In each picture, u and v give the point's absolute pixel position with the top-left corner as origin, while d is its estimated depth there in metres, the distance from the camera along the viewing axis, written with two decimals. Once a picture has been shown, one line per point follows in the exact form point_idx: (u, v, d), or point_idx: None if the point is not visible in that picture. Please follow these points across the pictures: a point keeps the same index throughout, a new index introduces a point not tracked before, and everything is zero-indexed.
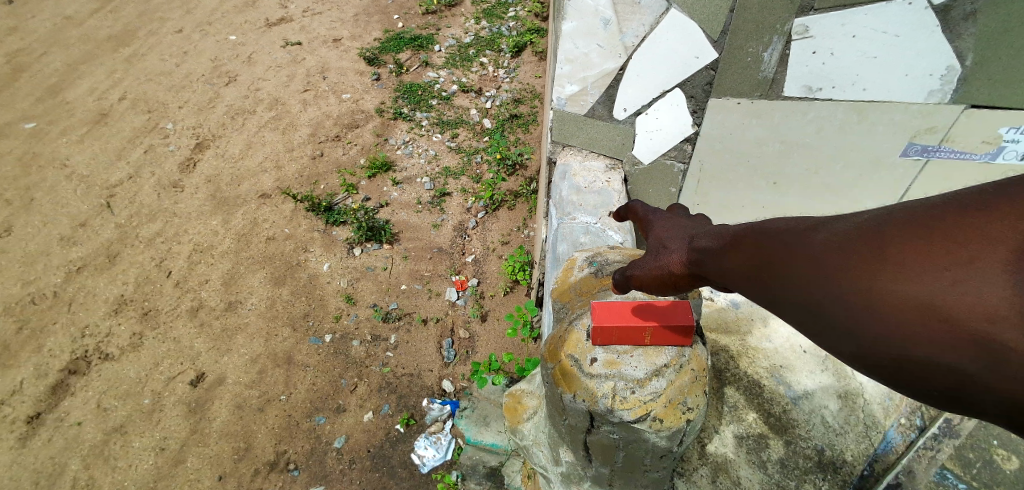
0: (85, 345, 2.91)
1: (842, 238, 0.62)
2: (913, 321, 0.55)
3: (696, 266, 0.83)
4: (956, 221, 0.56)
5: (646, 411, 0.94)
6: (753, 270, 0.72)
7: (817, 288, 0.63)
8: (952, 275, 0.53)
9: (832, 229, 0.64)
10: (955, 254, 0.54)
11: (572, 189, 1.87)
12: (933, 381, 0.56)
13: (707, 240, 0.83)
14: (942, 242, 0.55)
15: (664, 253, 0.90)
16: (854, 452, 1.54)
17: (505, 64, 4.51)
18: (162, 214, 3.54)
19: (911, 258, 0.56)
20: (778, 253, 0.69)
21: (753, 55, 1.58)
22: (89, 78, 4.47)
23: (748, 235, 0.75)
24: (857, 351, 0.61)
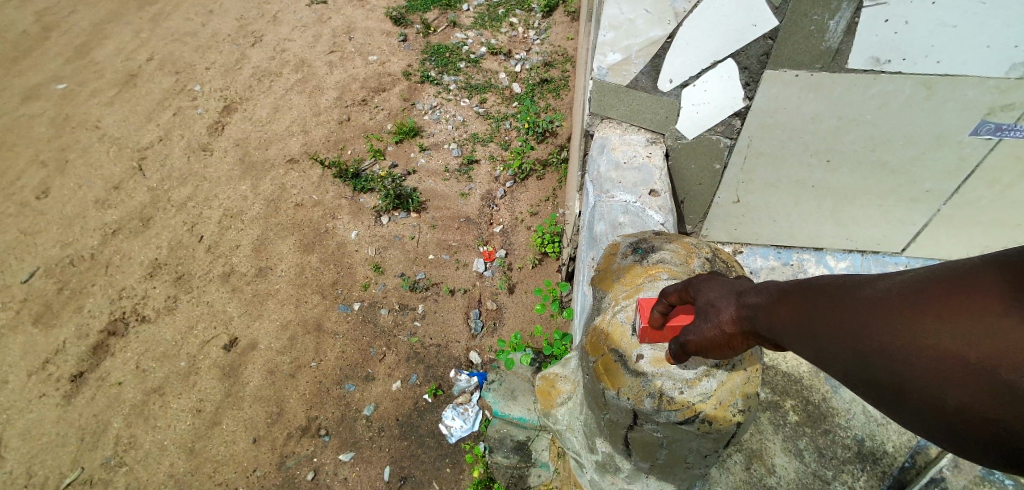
0: (123, 306, 2.98)
1: (869, 292, 0.66)
2: (951, 367, 0.58)
3: (751, 324, 0.78)
4: (976, 272, 0.59)
5: (694, 412, 0.90)
6: (792, 325, 0.73)
7: (850, 340, 0.66)
8: (979, 322, 0.57)
9: (859, 284, 0.68)
10: (975, 303, 0.57)
11: (611, 165, 1.81)
12: (974, 430, 0.58)
13: (755, 295, 0.79)
14: (962, 293, 0.59)
15: (712, 314, 0.81)
16: (896, 443, 1.50)
17: (535, 25, 4.33)
18: (192, 177, 3.55)
19: (938, 309, 0.60)
20: (816, 305, 0.71)
21: (817, 23, 1.45)
22: (118, 38, 4.45)
23: (793, 290, 0.74)
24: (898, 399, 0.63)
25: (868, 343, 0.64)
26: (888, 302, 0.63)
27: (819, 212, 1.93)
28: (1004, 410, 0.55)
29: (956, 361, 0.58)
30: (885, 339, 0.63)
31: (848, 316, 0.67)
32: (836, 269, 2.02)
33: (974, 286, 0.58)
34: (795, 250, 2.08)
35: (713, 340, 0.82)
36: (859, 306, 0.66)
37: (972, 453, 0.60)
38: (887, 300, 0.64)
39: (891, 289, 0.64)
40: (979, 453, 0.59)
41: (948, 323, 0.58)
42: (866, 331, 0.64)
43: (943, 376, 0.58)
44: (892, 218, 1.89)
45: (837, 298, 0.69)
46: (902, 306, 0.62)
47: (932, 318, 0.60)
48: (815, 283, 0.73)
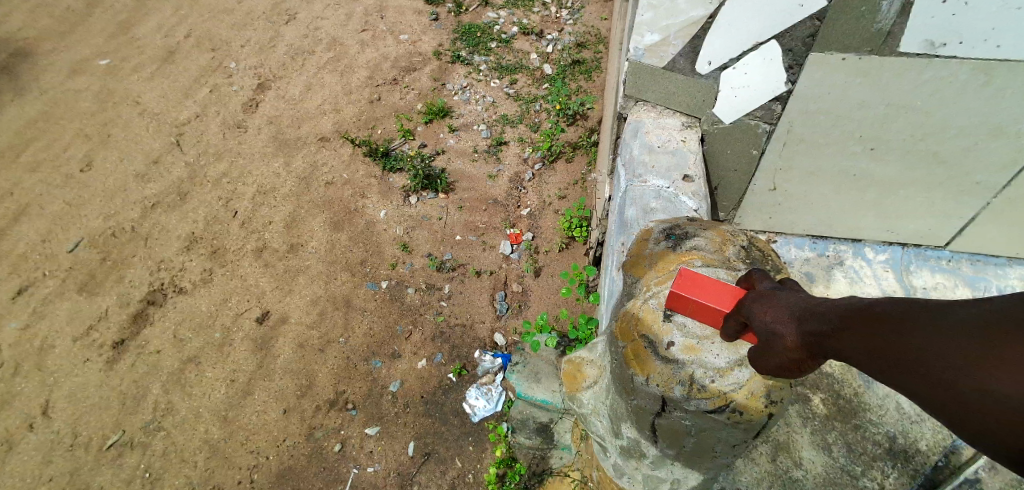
0: (161, 277, 3.09)
1: (908, 314, 0.66)
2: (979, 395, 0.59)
3: (816, 349, 0.76)
4: (1022, 307, 0.59)
5: (725, 401, 0.89)
6: (830, 341, 0.73)
7: (882, 358, 0.67)
8: (1017, 356, 0.57)
9: (899, 304, 0.68)
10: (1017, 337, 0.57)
11: (644, 149, 1.81)
12: (1000, 454, 0.59)
13: (815, 321, 0.75)
14: (1006, 325, 0.58)
15: (775, 341, 0.79)
16: (930, 442, 1.45)
17: (568, 5, 4.26)
18: (228, 154, 3.63)
19: (978, 339, 0.60)
20: (860, 323, 0.70)
21: (868, 3, 1.39)
22: (157, 14, 4.53)
23: (854, 318, 0.71)
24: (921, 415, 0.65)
25: (901, 362, 0.65)
26: (925, 325, 0.64)
27: (860, 202, 1.87)
28: None
29: (985, 394, 0.58)
30: (918, 361, 0.64)
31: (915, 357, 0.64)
32: (875, 262, 1.95)
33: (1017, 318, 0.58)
34: (832, 240, 2.01)
35: (779, 364, 0.81)
36: (901, 326, 0.66)
37: None
38: (925, 324, 0.64)
39: (932, 314, 0.64)
40: None
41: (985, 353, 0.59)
42: (901, 351, 0.65)
43: (970, 401, 0.60)
44: (937, 211, 1.82)
45: (876, 315, 0.69)
46: (941, 332, 0.62)
47: (969, 347, 0.60)
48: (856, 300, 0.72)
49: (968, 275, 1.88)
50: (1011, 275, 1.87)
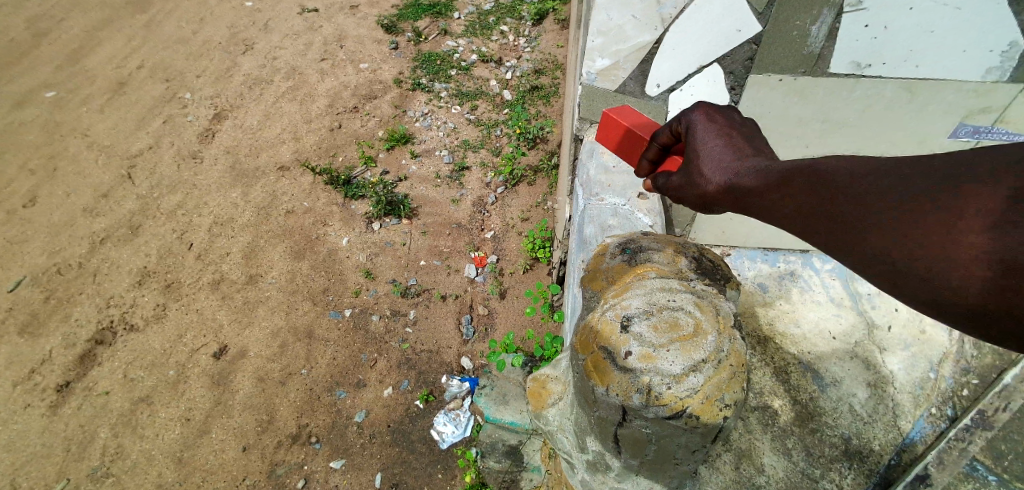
0: (111, 315, 2.96)
1: (864, 178, 0.74)
2: (929, 245, 0.67)
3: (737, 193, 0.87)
4: (931, 166, 0.69)
5: (682, 407, 0.91)
6: (773, 201, 0.82)
7: (841, 223, 0.75)
8: (962, 205, 0.65)
9: (853, 170, 0.76)
10: (964, 187, 0.65)
11: (601, 169, 1.87)
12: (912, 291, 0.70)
13: (752, 176, 0.86)
14: (954, 179, 0.66)
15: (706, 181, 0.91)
16: (882, 441, 1.55)
17: (526, 33, 4.36)
18: (182, 185, 3.53)
19: (930, 195, 0.68)
20: (795, 179, 0.80)
21: (799, 28, 1.49)
22: (108, 45, 4.43)
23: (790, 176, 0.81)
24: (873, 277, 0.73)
25: (857, 223, 0.73)
26: (868, 184, 0.73)
27: None
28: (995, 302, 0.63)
29: (911, 242, 0.68)
30: (875, 221, 0.71)
31: (853, 215, 0.74)
32: (822, 271, 1.95)
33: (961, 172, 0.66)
34: (782, 252, 2.02)
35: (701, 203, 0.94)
36: (826, 178, 0.78)
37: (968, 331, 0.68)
38: (881, 190, 0.72)
39: (885, 176, 0.72)
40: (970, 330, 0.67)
41: (936, 207, 0.67)
42: (861, 215, 0.73)
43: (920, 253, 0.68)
44: None
45: (832, 182, 0.77)
46: (897, 195, 0.70)
47: (923, 203, 0.68)
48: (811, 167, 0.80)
49: None
50: None
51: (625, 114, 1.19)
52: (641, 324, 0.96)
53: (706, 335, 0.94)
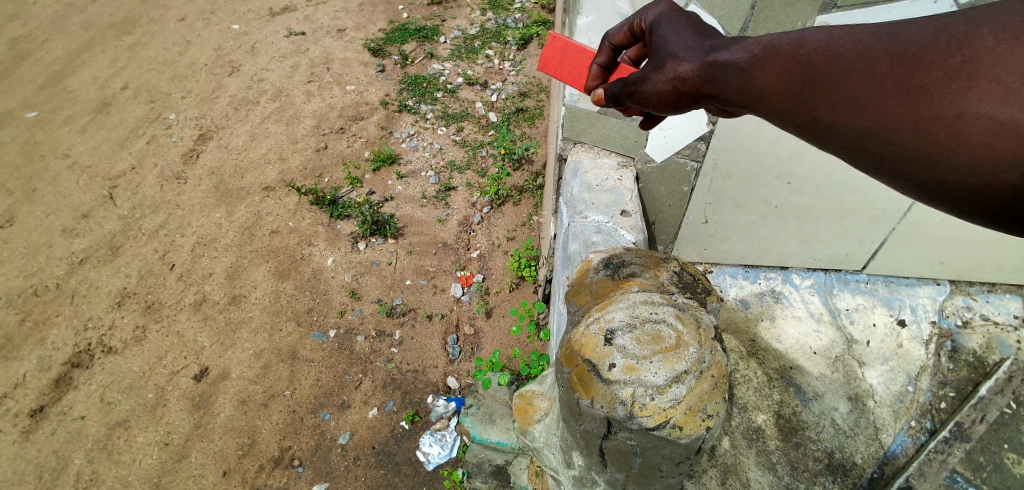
0: (88, 338, 2.90)
1: (863, 46, 0.73)
2: (924, 110, 0.66)
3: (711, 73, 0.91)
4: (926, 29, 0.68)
5: (665, 418, 0.92)
6: (750, 75, 0.85)
7: (838, 94, 0.75)
8: (965, 63, 0.64)
9: (851, 39, 0.74)
10: (967, 44, 0.64)
11: (584, 188, 1.94)
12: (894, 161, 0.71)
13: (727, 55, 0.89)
14: (957, 37, 0.65)
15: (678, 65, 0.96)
16: (864, 454, 1.58)
17: (510, 57, 4.44)
18: (165, 206, 3.50)
19: (930, 56, 0.67)
20: (778, 55, 0.82)
21: None
22: (92, 66, 4.42)
23: (773, 53, 0.83)
24: (864, 149, 0.74)
25: (852, 94, 0.73)
26: (861, 53, 0.73)
27: (787, 231, 1.96)
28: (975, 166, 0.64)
29: (901, 112, 0.69)
30: (874, 90, 0.71)
31: (844, 86, 0.74)
32: (801, 287, 2.00)
33: (965, 29, 0.65)
34: (763, 269, 2.06)
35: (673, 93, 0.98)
36: (813, 51, 0.78)
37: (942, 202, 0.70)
38: (880, 54, 0.71)
39: (885, 40, 0.71)
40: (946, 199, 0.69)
41: (936, 71, 0.66)
42: (859, 85, 0.73)
43: (916, 119, 0.67)
44: (854, 236, 1.91)
45: (827, 55, 0.76)
46: (895, 58, 0.69)
47: (924, 66, 0.67)
48: (801, 40, 0.79)
49: (885, 295, 1.96)
50: (921, 294, 1.95)
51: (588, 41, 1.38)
52: (624, 337, 0.97)
53: (688, 347, 0.95)
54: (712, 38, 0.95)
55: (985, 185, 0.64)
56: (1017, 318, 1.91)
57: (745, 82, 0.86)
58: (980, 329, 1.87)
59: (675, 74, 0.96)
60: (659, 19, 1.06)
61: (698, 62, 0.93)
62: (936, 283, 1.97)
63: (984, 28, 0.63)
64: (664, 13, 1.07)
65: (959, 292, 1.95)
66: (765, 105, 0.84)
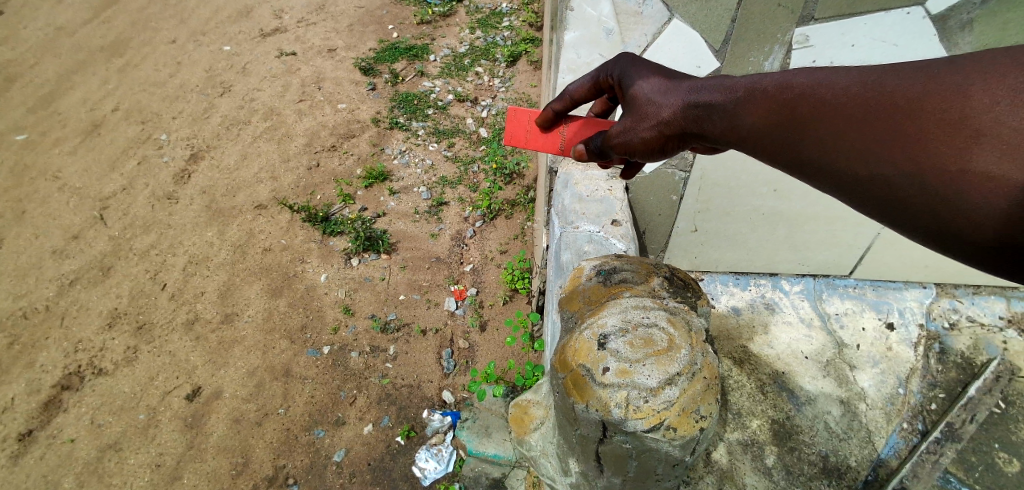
0: (78, 359, 2.87)
1: (858, 94, 0.82)
2: (919, 154, 0.75)
3: (691, 116, 1.00)
4: (918, 79, 0.77)
5: (660, 420, 0.93)
6: (739, 116, 0.94)
7: (834, 138, 0.84)
8: (962, 121, 0.72)
9: (847, 86, 0.83)
10: (960, 102, 0.72)
11: (575, 198, 1.97)
12: (887, 199, 0.80)
13: (711, 95, 0.98)
14: (955, 92, 0.73)
15: (655, 111, 1.04)
16: (859, 457, 1.59)
17: (500, 74, 4.49)
18: (156, 225, 3.50)
19: (925, 109, 0.75)
20: (769, 94, 0.91)
21: (754, 64, 1.66)
22: (83, 88, 4.43)
23: (759, 94, 0.92)
24: (860, 190, 0.83)
25: (849, 138, 0.82)
26: (855, 97, 0.82)
27: (775, 238, 2.00)
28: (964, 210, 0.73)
29: (893, 153, 0.78)
30: (870, 137, 0.80)
31: (840, 127, 0.83)
32: (791, 293, 2.02)
33: (960, 86, 0.73)
34: (753, 275, 2.08)
35: (653, 138, 1.06)
36: (803, 92, 0.87)
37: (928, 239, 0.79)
38: (877, 103, 0.80)
39: (881, 91, 0.80)
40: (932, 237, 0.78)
41: (929, 120, 0.75)
42: (856, 131, 0.81)
43: (913, 169, 0.76)
44: (841, 240, 1.96)
45: (824, 102, 0.85)
46: (893, 108, 0.78)
47: (920, 116, 0.75)
48: (793, 84, 0.88)
49: (873, 299, 1.98)
50: (908, 297, 1.98)
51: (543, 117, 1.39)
52: (617, 341, 0.99)
53: (679, 350, 0.97)
54: (688, 82, 1.03)
55: (973, 226, 0.73)
56: (1002, 319, 1.94)
57: (736, 123, 0.95)
58: (967, 331, 1.90)
59: (656, 119, 1.04)
60: (625, 66, 1.13)
61: (678, 107, 1.00)
62: (922, 286, 2.01)
63: (978, 86, 0.72)
64: (630, 61, 1.13)
65: (945, 295, 1.99)
66: (760, 143, 0.93)
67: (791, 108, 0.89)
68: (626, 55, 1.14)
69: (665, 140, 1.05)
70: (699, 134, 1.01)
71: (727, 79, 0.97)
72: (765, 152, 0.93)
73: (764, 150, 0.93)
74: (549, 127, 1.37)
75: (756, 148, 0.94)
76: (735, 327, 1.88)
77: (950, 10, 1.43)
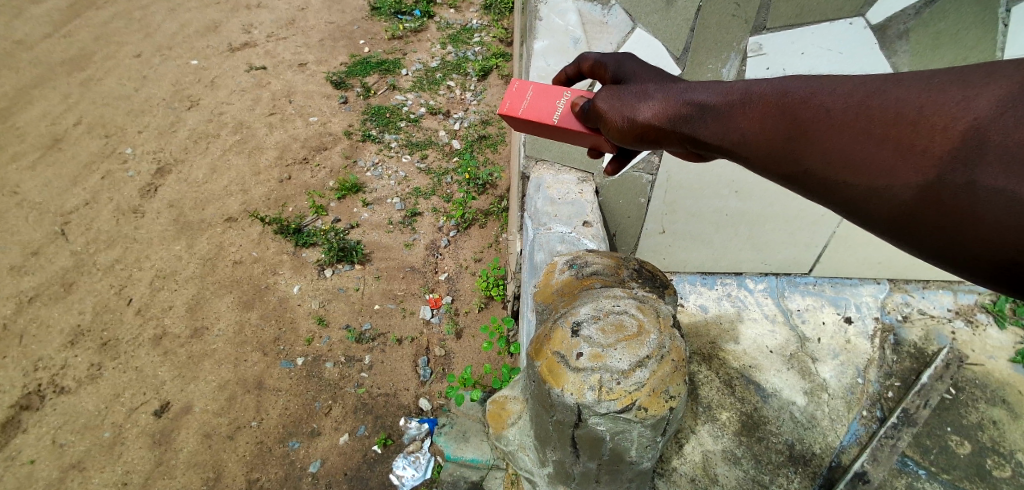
0: (38, 378, 2.77)
1: (859, 103, 0.79)
2: (918, 164, 0.73)
3: (683, 114, 0.98)
4: (927, 86, 0.75)
5: (631, 400, 0.97)
6: (728, 118, 0.93)
7: (832, 149, 0.81)
8: (965, 133, 0.69)
9: (848, 94, 0.81)
10: (964, 113, 0.70)
11: (547, 201, 2.04)
12: (885, 211, 0.78)
13: (701, 94, 0.97)
14: (959, 105, 0.71)
15: (645, 102, 1.04)
16: (822, 444, 1.65)
17: (472, 87, 4.55)
18: (122, 239, 3.42)
19: (929, 121, 0.73)
20: (759, 100, 0.90)
21: (712, 70, 1.76)
22: (42, 103, 4.32)
23: (752, 99, 0.90)
24: (863, 207, 0.81)
25: (848, 150, 0.80)
26: (855, 105, 0.80)
27: (739, 238, 2.09)
28: (961, 227, 0.71)
29: (894, 165, 0.76)
30: (873, 149, 0.77)
31: (840, 136, 0.81)
32: (755, 291, 2.10)
33: (964, 98, 0.71)
34: (719, 276, 2.17)
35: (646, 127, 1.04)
36: (795, 98, 0.86)
37: (923, 251, 0.78)
38: (879, 115, 0.77)
39: (883, 101, 0.77)
40: (929, 251, 0.77)
41: (932, 128, 0.72)
42: (857, 146, 0.79)
43: (917, 183, 0.74)
44: (800, 240, 2.06)
45: (825, 111, 0.82)
46: (893, 120, 0.76)
47: (925, 130, 0.73)
48: (791, 91, 0.86)
49: (831, 295, 2.08)
50: (863, 292, 2.10)
51: (539, 91, 1.45)
52: (590, 328, 1.03)
53: (648, 334, 1.01)
54: (680, 83, 1.03)
55: (973, 243, 0.70)
56: (950, 310, 2.07)
57: (726, 128, 0.93)
58: (919, 322, 2.02)
59: (645, 115, 1.03)
60: (630, 69, 1.19)
61: (667, 103, 1.00)
62: (876, 282, 2.13)
63: (983, 98, 0.69)
64: (635, 67, 1.18)
65: (897, 290, 2.11)
66: (755, 153, 0.90)
67: (787, 115, 0.86)
68: (629, 55, 1.21)
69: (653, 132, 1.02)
70: (686, 136, 0.99)
71: (718, 84, 0.97)
72: (762, 161, 0.90)
73: (760, 160, 0.91)
74: (549, 98, 1.43)
75: (748, 157, 0.92)
76: (706, 327, 1.92)
77: (888, 20, 1.55)
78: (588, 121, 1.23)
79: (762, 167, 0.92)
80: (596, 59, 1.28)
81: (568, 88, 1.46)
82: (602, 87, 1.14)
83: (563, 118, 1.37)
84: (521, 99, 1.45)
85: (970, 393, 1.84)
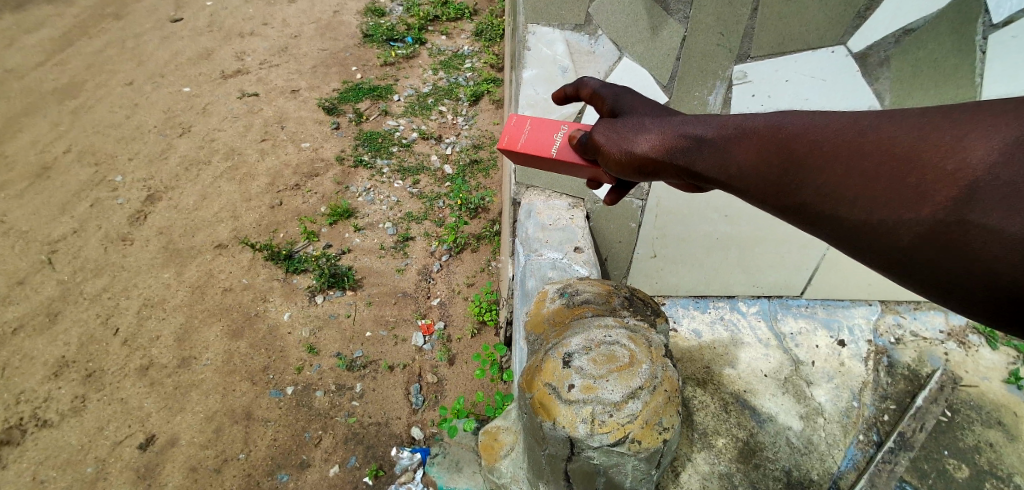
0: (19, 412, 2.71)
1: (850, 139, 0.81)
2: (912, 196, 0.73)
3: (680, 145, 0.99)
4: (920, 121, 0.76)
5: (624, 433, 0.96)
6: (723, 150, 0.94)
7: (825, 181, 0.82)
8: (957, 170, 0.70)
9: (841, 129, 0.82)
10: (955, 150, 0.71)
11: (538, 227, 2.04)
12: (876, 243, 0.78)
13: (698, 126, 0.99)
14: (951, 142, 0.72)
15: (641, 134, 1.05)
16: (819, 470, 1.61)
17: (463, 112, 4.58)
18: (110, 268, 3.38)
19: (920, 157, 0.74)
20: (754, 132, 0.91)
21: (698, 98, 1.77)
22: (32, 131, 4.31)
23: (746, 131, 0.92)
24: (855, 239, 0.80)
25: (839, 183, 0.81)
26: (848, 140, 0.81)
27: (727, 262, 2.11)
28: (954, 259, 0.70)
29: (888, 196, 0.76)
30: (866, 184, 0.78)
31: (833, 169, 0.81)
32: (748, 314, 2.08)
33: (955, 136, 0.72)
34: (712, 297, 2.13)
35: (641, 157, 1.05)
36: (789, 130, 0.87)
37: (913, 283, 0.77)
38: (871, 149, 0.78)
39: (876, 136, 0.78)
40: (921, 283, 0.76)
41: (928, 163, 0.73)
42: (848, 179, 0.79)
43: (909, 217, 0.74)
44: (788, 264, 2.09)
45: (818, 146, 0.83)
46: (886, 153, 0.77)
47: (917, 165, 0.74)
48: (785, 125, 0.88)
49: (824, 317, 2.07)
50: (855, 315, 2.09)
51: (538, 126, 1.45)
52: (582, 359, 1.02)
53: (640, 364, 1.00)
54: (676, 116, 1.05)
55: (967, 275, 0.70)
56: (942, 332, 2.07)
57: (724, 159, 0.94)
58: (911, 344, 2.02)
59: (642, 147, 1.04)
60: (625, 99, 1.20)
61: (662, 136, 1.02)
62: (868, 304, 2.13)
63: (975, 136, 0.70)
64: (630, 97, 1.19)
65: (889, 311, 2.11)
66: (750, 184, 0.91)
67: (780, 147, 0.87)
68: (623, 87, 1.23)
69: (650, 162, 1.03)
70: (683, 167, 1.00)
71: (714, 118, 0.98)
72: (755, 192, 0.91)
73: (753, 192, 0.91)
74: (546, 132, 1.44)
75: (743, 188, 0.92)
76: (700, 352, 1.90)
77: (869, 49, 1.58)
78: (586, 153, 1.23)
79: (757, 198, 0.92)
80: (594, 87, 1.27)
81: (564, 120, 1.47)
82: (599, 120, 1.16)
83: (561, 151, 1.38)
84: (519, 132, 1.46)
85: (965, 415, 1.84)
